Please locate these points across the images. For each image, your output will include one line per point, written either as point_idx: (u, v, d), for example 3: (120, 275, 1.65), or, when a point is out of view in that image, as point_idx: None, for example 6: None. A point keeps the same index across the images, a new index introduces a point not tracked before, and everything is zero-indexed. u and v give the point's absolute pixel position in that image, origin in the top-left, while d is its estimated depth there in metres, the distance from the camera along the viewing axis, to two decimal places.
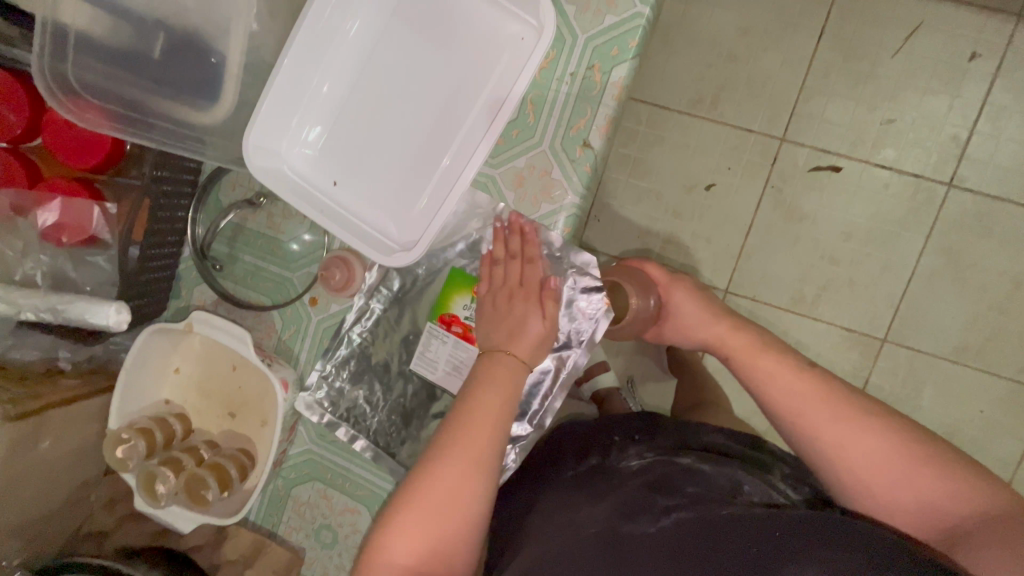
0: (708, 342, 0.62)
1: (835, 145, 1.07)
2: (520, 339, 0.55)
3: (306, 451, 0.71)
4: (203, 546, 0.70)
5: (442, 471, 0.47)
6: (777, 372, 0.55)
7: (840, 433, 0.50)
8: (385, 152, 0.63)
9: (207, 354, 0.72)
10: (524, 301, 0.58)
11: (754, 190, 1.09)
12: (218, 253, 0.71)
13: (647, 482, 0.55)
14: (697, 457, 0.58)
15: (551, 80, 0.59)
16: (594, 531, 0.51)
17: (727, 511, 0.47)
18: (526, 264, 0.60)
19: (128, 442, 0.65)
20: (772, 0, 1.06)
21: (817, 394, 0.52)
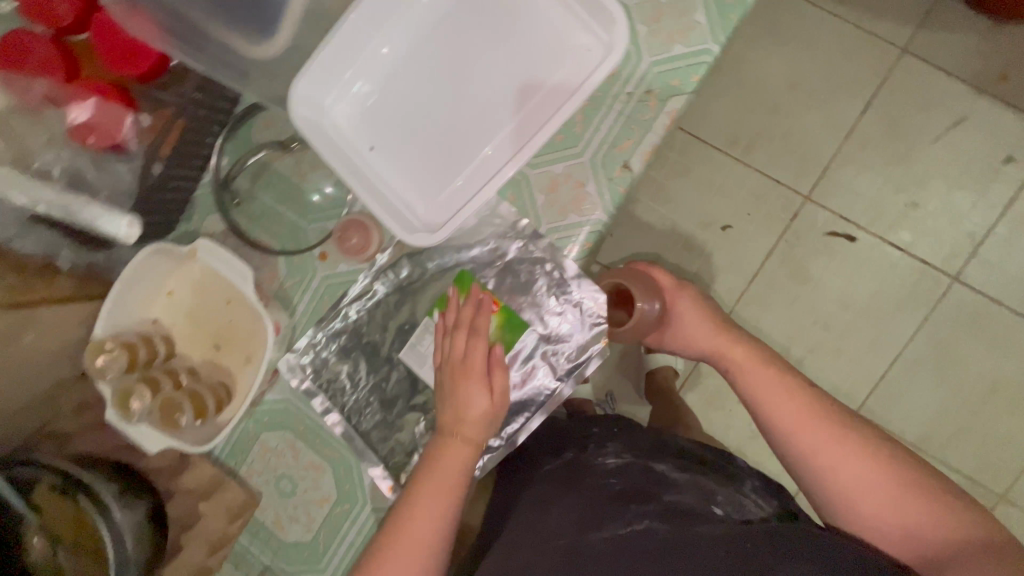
0: (711, 355, 0.64)
1: (855, 216, 1.09)
2: (479, 384, 0.57)
3: (283, 401, 0.71)
4: (162, 470, 0.70)
5: (410, 517, 0.50)
6: (779, 390, 0.56)
7: (839, 456, 0.50)
8: (428, 129, 0.63)
9: (205, 284, 0.72)
10: (471, 378, 0.57)
11: (768, 241, 1.11)
12: (237, 189, 0.70)
13: (624, 480, 0.58)
14: (673, 465, 0.60)
15: (607, 96, 0.59)
16: (563, 542, 0.52)
17: (697, 529, 0.49)
18: (478, 344, 0.59)
19: (110, 353, 0.65)
20: (827, 62, 1.08)
21: (815, 419, 0.53)
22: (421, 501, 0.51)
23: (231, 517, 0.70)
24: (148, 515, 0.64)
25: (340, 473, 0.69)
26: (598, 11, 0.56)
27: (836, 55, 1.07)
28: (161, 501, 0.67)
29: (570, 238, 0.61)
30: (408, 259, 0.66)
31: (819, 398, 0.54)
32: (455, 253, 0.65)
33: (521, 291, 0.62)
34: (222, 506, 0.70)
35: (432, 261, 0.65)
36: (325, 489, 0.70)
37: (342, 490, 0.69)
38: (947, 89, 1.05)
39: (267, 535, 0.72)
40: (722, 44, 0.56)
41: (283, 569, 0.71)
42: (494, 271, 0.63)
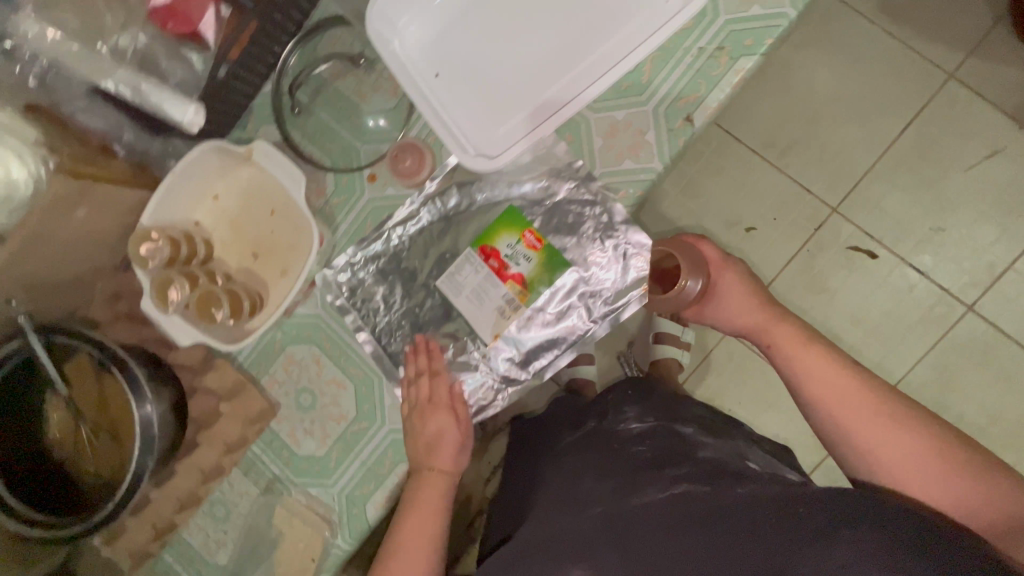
0: (752, 330, 0.65)
1: (879, 233, 1.10)
2: (440, 453, 0.63)
3: (315, 314, 0.72)
4: (188, 368, 0.71)
5: (410, 516, 0.59)
6: (823, 367, 0.57)
7: (870, 419, 0.52)
8: (494, 62, 0.62)
9: (252, 192, 0.72)
10: (436, 411, 0.64)
11: (790, 247, 1.12)
12: (298, 99, 0.70)
13: (649, 446, 0.60)
14: (695, 428, 0.64)
15: (679, 46, 0.59)
16: (599, 510, 0.53)
17: (740, 492, 0.49)
18: (438, 399, 0.65)
19: (153, 242, 0.66)
20: (873, 78, 1.09)
21: (858, 396, 0.54)
22: (415, 514, 0.59)
23: (249, 421, 0.71)
24: (173, 401, 0.65)
25: (362, 391, 0.70)
26: None
27: (884, 71, 1.09)
28: (183, 394, 0.68)
29: (623, 183, 0.63)
30: (457, 189, 0.67)
31: (850, 364, 0.57)
32: (507, 189, 0.66)
33: (566, 231, 0.64)
34: (240, 410, 0.71)
35: (482, 193, 0.67)
36: (344, 406, 0.70)
37: (359, 409, 0.70)
38: (987, 120, 1.07)
39: (280, 444, 0.72)
40: (799, 9, 0.57)
41: (289, 483, 0.72)
42: (541, 211, 0.65)
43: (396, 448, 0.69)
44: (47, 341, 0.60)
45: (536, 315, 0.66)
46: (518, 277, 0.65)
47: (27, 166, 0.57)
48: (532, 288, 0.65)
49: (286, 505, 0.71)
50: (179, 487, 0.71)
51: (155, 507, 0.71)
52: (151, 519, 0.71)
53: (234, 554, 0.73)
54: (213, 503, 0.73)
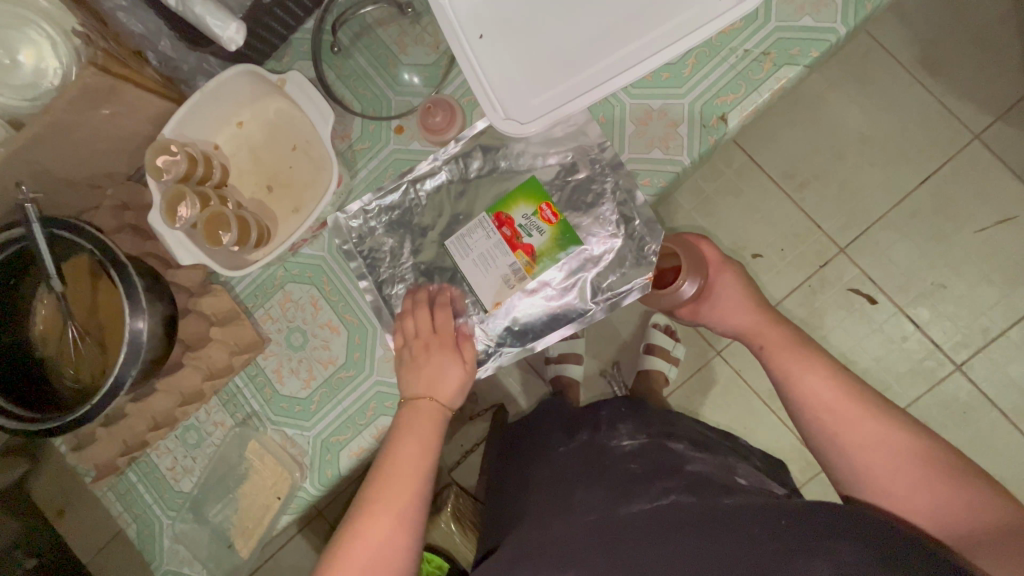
0: (747, 331, 0.69)
1: (882, 279, 1.11)
2: (439, 387, 0.61)
3: (320, 256, 0.71)
4: (185, 289, 0.71)
5: (401, 444, 0.57)
6: (814, 375, 0.61)
7: (863, 433, 0.57)
8: (541, 29, 0.61)
9: (276, 125, 0.71)
10: (438, 344, 0.63)
11: (792, 279, 1.13)
12: (340, 39, 0.70)
13: (641, 463, 0.62)
14: (687, 445, 0.66)
15: (726, 43, 0.60)
16: (591, 518, 0.55)
17: (725, 502, 0.52)
18: (444, 332, 0.64)
19: (173, 156, 0.65)
20: (901, 125, 1.10)
21: (845, 402, 0.58)
22: (405, 442, 0.57)
23: (237, 349, 0.70)
24: (165, 316, 0.64)
25: (355, 339, 0.70)
26: None
27: (914, 120, 1.10)
28: (176, 313, 0.67)
29: (649, 173, 0.63)
30: (481, 151, 0.67)
31: (845, 376, 0.60)
32: (529, 158, 0.66)
33: (582, 208, 0.65)
34: (230, 338, 0.69)
35: (506, 160, 0.67)
36: (334, 351, 0.70)
37: (349, 356, 0.70)
38: (1005, 186, 1.08)
39: (263, 381, 0.71)
40: (850, 28, 0.58)
41: (266, 420, 0.71)
42: (562, 186, 0.65)
43: (380, 400, 0.68)
44: (48, 233, 0.59)
45: (541, 288, 0.66)
46: (529, 248, 0.65)
47: (58, 54, 0.59)
48: (540, 261, 0.65)
49: (260, 442, 0.70)
50: (155, 407, 0.69)
51: (128, 423, 0.69)
52: (122, 435, 0.70)
53: (201, 482, 0.72)
54: (188, 428, 0.73)
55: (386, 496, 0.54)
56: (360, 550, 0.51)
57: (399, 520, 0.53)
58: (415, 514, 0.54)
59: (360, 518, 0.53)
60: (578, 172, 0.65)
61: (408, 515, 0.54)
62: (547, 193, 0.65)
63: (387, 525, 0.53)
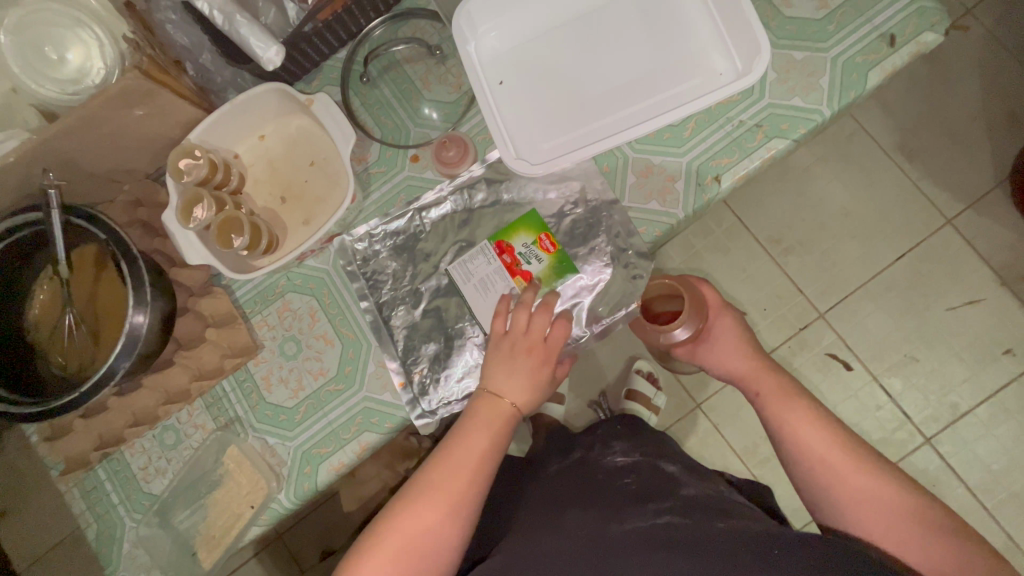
0: (742, 376, 0.72)
1: (858, 348, 1.15)
2: (518, 388, 0.62)
3: (323, 270, 0.73)
4: (186, 288, 0.71)
5: (468, 436, 0.59)
6: (809, 427, 0.63)
7: (855, 488, 0.58)
8: (558, 83, 0.67)
9: (297, 141, 0.75)
10: (523, 346, 0.63)
11: (773, 339, 1.17)
12: (370, 71, 0.75)
13: (637, 481, 0.66)
14: (679, 467, 0.71)
15: (724, 112, 0.66)
16: (582, 533, 0.56)
17: (719, 525, 0.54)
18: (533, 332, 0.64)
19: (195, 160, 0.68)
20: (880, 205, 1.18)
21: (841, 456, 0.60)
22: (472, 435, 0.59)
23: (230, 353, 0.71)
24: (165, 311, 0.65)
25: (348, 353, 0.71)
26: (743, 43, 0.63)
27: (892, 200, 1.18)
28: (175, 310, 0.67)
29: (646, 222, 0.67)
30: (486, 183, 0.71)
31: (837, 427, 0.63)
32: (531, 195, 0.70)
33: (579, 242, 0.68)
34: (225, 340, 0.70)
35: (509, 193, 0.71)
36: (327, 363, 0.71)
37: (341, 370, 0.70)
38: (974, 270, 1.14)
39: (250, 388, 0.71)
40: (834, 111, 0.64)
41: (249, 427, 0.70)
42: (562, 222, 0.69)
43: (365, 415, 0.69)
44: (66, 220, 0.61)
45: None
46: (527, 274, 0.69)
47: (105, 55, 0.61)
48: (537, 288, 0.68)
49: (240, 448, 0.70)
50: (137, 403, 0.69)
51: (106, 418, 0.68)
52: (98, 429, 0.68)
53: (172, 484, 0.71)
54: (166, 429, 0.72)
55: (441, 483, 0.56)
56: (411, 528, 0.54)
57: (460, 511, 0.56)
58: (473, 506, 0.57)
59: (415, 497, 0.56)
60: (576, 210, 0.69)
61: (466, 508, 0.56)
62: (545, 224, 0.69)
63: (438, 510, 0.55)
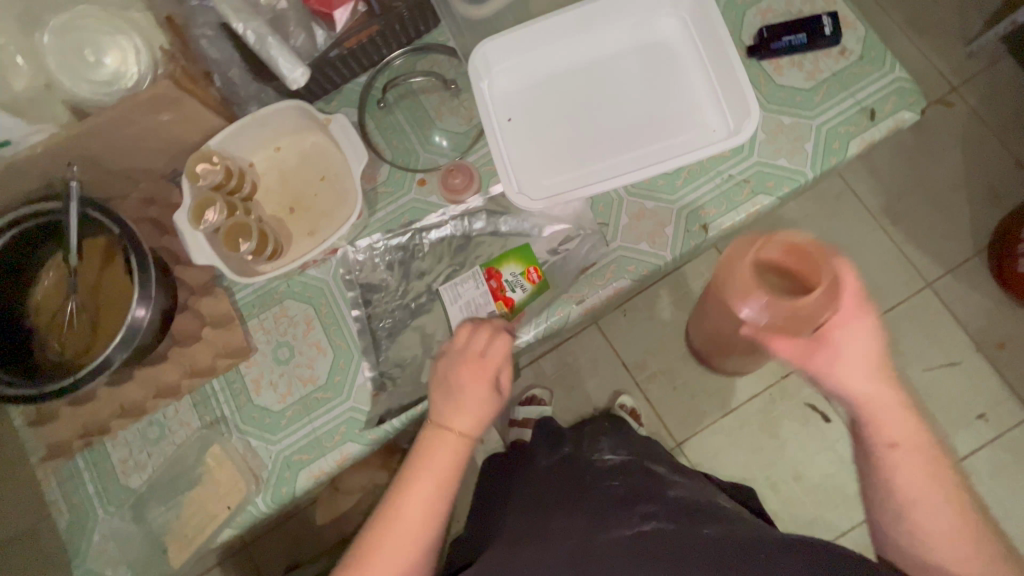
0: (865, 398, 0.52)
1: (837, 400, 1.18)
2: (470, 418, 0.57)
3: (322, 280, 0.75)
4: (188, 286, 0.73)
5: (417, 481, 0.55)
6: (903, 443, 0.50)
7: (924, 510, 0.49)
8: (562, 126, 0.72)
9: (310, 155, 0.78)
10: (468, 371, 0.58)
11: (755, 384, 1.20)
12: (387, 98, 0.79)
13: (622, 481, 0.65)
14: (665, 468, 0.71)
15: (715, 166, 0.70)
16: (568, 544, 0.55)
17: (706, 531, 0.55)
18: (478, 357, 0.59)
19: (211, 165, 0.71)
20: (863, 263, 1.23)
21: (928, 474, 0.49)
22: (420, 483, 0.55)
23: (223, 353, 0.72)
24: (164, 307, 0.66)
25: (338, 363, 0.72)
26: (735, 105, 0.68)
27: (875, 260, 1.23)
28: (173, 308, 0.69)
29: (635, 261, 0.70)
30: (485, 212, 0.75)
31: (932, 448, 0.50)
32: (528, 227, 0.74)
33: (563, 275, 0.72)
34: (220, 341, 0.72)
35: (506, 223, 0.74)
36: (316, 371, 0.72)
37: (330, 379, 0.72)
38: (950, 333, 1.19)
39: (239, 390, 0.72)
40: (816, 173, 0.69)
41: (234, 427, 0.71)
42: (552, 255, 0.73)
43: (350, 425, 0.70)
44: (81, 212, 0.63)
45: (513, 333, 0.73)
46: (509, 300, 0.71)
47: (139, 62, 0.65)
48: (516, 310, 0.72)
49: (223, 448, 0.71)
50: (127, 395, 0.70)
51: (94, 407, 0.69)
52: (84, 418, 0.70)
53: (151, 479, 0.71)
54: (151, 423, 0.73)
55: (387, 544, 0.52)
56: None
57: (401, 573, 0.52)
58: (417, 566, 0.53)
59: (362, 559, 0.52)
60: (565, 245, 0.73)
61: (416, 563, 0.53)
62: (534, 255, 0.73)
63: (387, 573, 0.52)
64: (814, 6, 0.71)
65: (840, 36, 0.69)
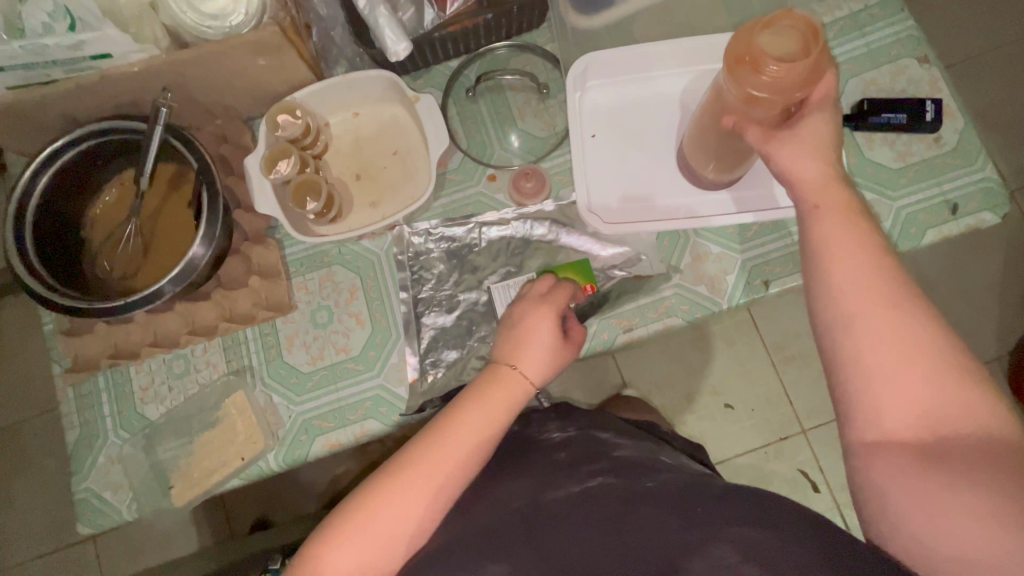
0: (859, 315, 0.42)
1: (832, 474, 1.18)
2: (534, 362, 0.56)
3: (375, 253, 0.75)
4: (243, 230, 0.73)
5: (464, 417, 0.52)
6: (908, 399, 0.40)
7: (891, 408, 0.41)
8: (645, 154, 0.73)
9: (388, 127, 0.78)
10: (537, 311, 0.59)
11: (754, 440, 1.20)
12: (477, 88, 0.79)
13: (570, 450, 0.63)
14: (612, 433, 0.68)
15: (788, 226, 0.70)
16: (518, 506, 0.55)
17: (649, 484, 0.54)
18: (548, 303, 0.60)
19: (293, 118, 0.71)
20: None
21: (911, 392, 0.40)
22: (465, 420, 0.52)
23: (264, 304, 0.72)
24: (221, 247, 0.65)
25: (374, 339, 0.72)
26: None
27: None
28: (226, 249, 0.68)
29: (690, 303, 0.70)
30: (550, 221, 0.74)
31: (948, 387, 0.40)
32: (589, 246, 0.74)
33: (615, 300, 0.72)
34: (264, 292, 0.72)
35: (569, 237, 0.74)
36: (352, 342, 0.72)
37: (364, 353, 0.72)
38: None
39: (270, 343, 0.72)
40: None
41: (259, 379, 0.71)
42: (608, 278, 0.73)
43: (374, 403, 0.70)
44: (163, 137, 0.63)
45: None
46: None
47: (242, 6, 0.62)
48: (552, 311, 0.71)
49: (245, 396, 0.70)
50: (163, 325, 0.70)
51: (128, 329, 0.69)
52: (116, 338, 0.70)
53: (167, 412, 0.71)
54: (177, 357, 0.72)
55: (419, 472, 0.49)
56: (374, 526, 0.48)
57: (437, 493, 0.49)
58: (452, 494, 0.50)
59: (385, 483, 0.49)
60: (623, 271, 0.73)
61: (444, 500, 0.50)
62: (590, 275, 0.72)
63: (415, 503, 0.49)
64: (918, 88, 0.71)
65: (939, 124, 0.69)
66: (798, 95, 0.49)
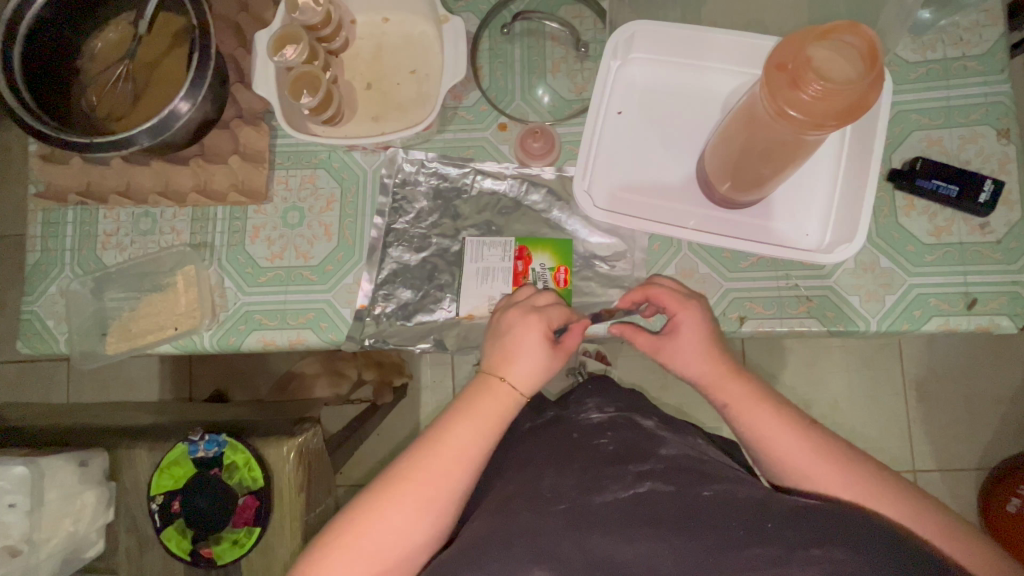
0: (707, 384, 0.57)
1: None
2: (515, 366, 0.56)
3: (364, 168, 0.72)
4: (238, 106, 0.71)
5: (458, 427, 0.54)
6: (782, 435, 0.53)
7: (778, 449, 0.53)
8: (665, 149, 0.67)
9: (413, 43, 0.73)
10: (527, 322, 0.58)
11: None
12: (514, 26, 0.73)
13: (613, 437, 0.56)
14: (657, 422, 0.61)
15: (786, 269, 0.65)
16: (561, 507, 0.47)
17: (705, 492, 0.47)
18: (539, 315, 0.58)
19: (314, 4, 0.67)
20: (868, 420, 1.17)
21: (782, 433, 0.53)
22: (459, 432, 0.53)
23: (238, 187, 0.71)
24: (201, 114, 0.63)
25: (337, 256, 0.70)
26: (843, 222, 0.63)
27: (877, 422, 1.17)
28: (212, 121, 0.66)
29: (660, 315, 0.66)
30: (546, 190, 0.71)
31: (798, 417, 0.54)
32: (578, 229, 0.70)
33: (584, 289, 0.69)
34: (240, 175, 0.70)
35: (560, 213, 0.71)
36: (315, 251, 0.71)
37: (324, 264, 0.70)
38: None
39: (236, 227, 0.71)
40: (878, 329, 0.63)
41: (216, 259, 0.71)
42: (584, 265, 0.70)
43: (318, 316, 0.69)
44: None
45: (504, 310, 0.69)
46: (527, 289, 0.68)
47: None
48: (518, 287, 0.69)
49: (196, 272, 0.70)
50: (139, 178, 0.70)
51: (103, 172, 0.70)
52: (91, 177, 0.70)
53: (124, 263, 0.72)
54: (145, 214, 0.72)
55: (412, 482, 0.51)
56: (371, 537, 0.49)
57: (427, 510, 0.50)
58: (447, 507, 0.51)
59: (381, 494, 0.51)
60: (601, 263, 0.69)
61: (436, 507, 0.51)
62: (567, 256, 0.69)
63: (409, 514, 0.50)
64: (986, 163, 0.63)
65: (992, 209, 0.61)
66: (833, 126, 0.43)
